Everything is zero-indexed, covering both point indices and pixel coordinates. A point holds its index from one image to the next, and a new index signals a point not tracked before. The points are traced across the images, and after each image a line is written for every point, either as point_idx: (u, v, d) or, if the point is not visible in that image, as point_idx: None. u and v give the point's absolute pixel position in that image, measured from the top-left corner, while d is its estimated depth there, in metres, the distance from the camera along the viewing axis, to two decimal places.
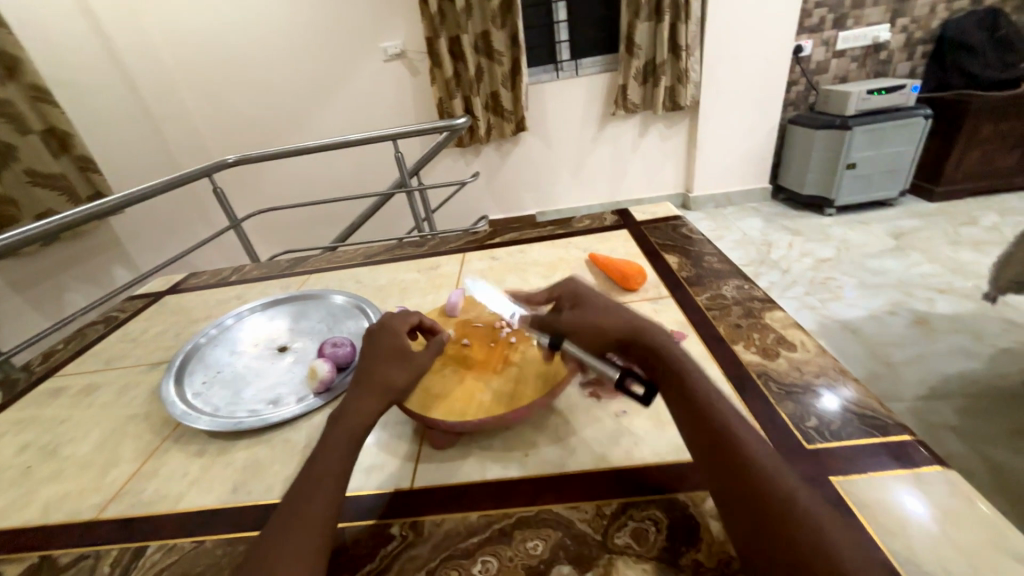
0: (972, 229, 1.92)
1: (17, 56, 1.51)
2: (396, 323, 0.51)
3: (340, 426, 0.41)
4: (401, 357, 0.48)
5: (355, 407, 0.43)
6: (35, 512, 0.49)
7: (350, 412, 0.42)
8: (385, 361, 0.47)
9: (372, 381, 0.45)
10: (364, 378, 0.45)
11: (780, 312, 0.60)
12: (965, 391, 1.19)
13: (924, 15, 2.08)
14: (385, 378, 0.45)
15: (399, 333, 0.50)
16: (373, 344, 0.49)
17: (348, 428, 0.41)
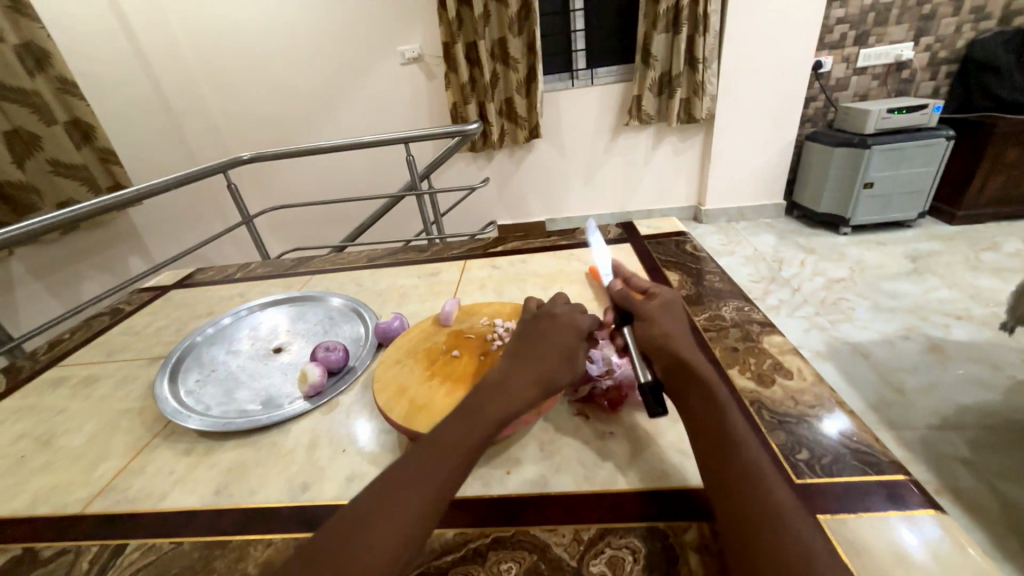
0: (992, 255, 1.86)
1: (48, 51, 1.56)
2: (573, 317, 0.50)
3: (446, 429, 0.39)
4: (573, 355, 0.47)
5: (500, 399, 0.42)
6: (24, 503, 0.50)
7: (468, 418, 0.40)
8: (546, 352, 0.46)
9: (535, 373, 0.44)
10: (524, 367, 0.45)
11: (779, 337, 0.58)
12: (979, 422, 1.15)
13: (950, 34, 2.04)
14: (551, 372, 0.44)
15: (573, 328, 0.49)
16: (538, 333, 0.49)
17: (481, 426, 0.39)
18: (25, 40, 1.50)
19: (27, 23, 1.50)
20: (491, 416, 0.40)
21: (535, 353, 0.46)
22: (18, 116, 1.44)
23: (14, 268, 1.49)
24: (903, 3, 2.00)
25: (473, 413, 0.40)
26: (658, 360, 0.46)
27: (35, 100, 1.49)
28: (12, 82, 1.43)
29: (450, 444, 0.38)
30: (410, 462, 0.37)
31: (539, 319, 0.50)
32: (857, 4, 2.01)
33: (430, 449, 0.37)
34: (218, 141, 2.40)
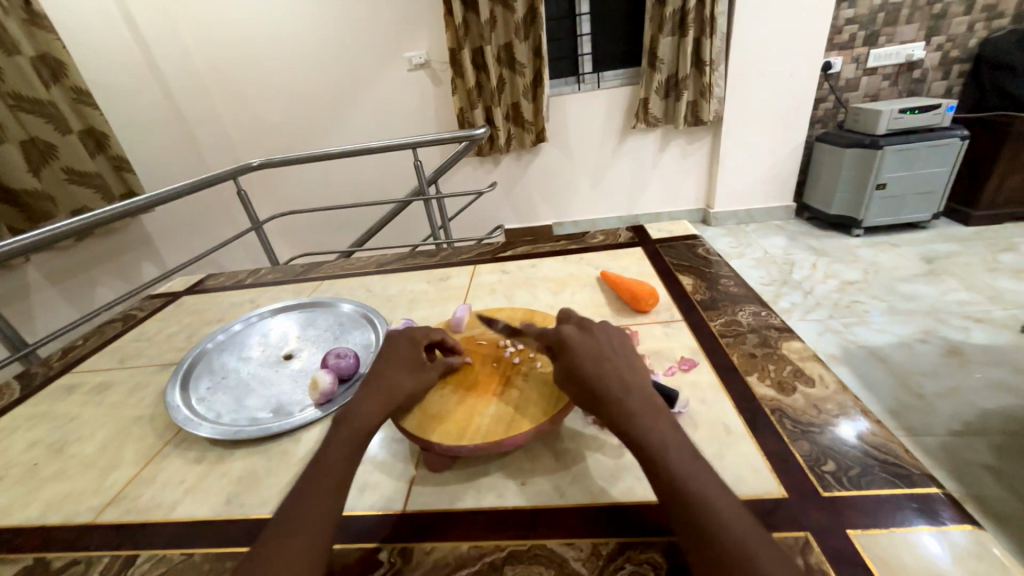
0: (1011, 256, 1.82)
1: (63, 61, 1.59)
2: (416, 333, 0.53)
3: (320, 463, 0.40)
4: (416, 367, 0.49)
5: (356, 419, 0.43)
6: (36, 512, 0.50)
7: (332, 446, 0.41)
8: (396, 369, 0.48)
9: (381, 390, 0.46)
10: (375, 386, 0.46)
11: (799, 343, 0.57)
12: (1003, 428, 1.12)
13: (962, 33, 2.01)
14: (394, 386, 0.46)
15: (416, 344, 0.52)
16: (389, 352, 0.51)
17: (345, 445, 0.41)
18: (40, 51, 1.53)
19: (43, 35, 1.53)
20: (347, 437, 0.42)
21: (384, 372, 0.48)
22: (33, 125, 1.46)
23: (30, 275, 1.50)
24: (913, 2, 1.98)
25: (332, 440, 0.42)
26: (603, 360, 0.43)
27: (52, 111, 1.52)
28: (28, 93, 1.46)
29: (320, 476, 0.39)
30: (290, 504, 0.38)
31: (387, 339, 0.53)
32: (866, 5, 1.99)
33: (306, 487, 0.38)
34: (228, 148, 2.43)
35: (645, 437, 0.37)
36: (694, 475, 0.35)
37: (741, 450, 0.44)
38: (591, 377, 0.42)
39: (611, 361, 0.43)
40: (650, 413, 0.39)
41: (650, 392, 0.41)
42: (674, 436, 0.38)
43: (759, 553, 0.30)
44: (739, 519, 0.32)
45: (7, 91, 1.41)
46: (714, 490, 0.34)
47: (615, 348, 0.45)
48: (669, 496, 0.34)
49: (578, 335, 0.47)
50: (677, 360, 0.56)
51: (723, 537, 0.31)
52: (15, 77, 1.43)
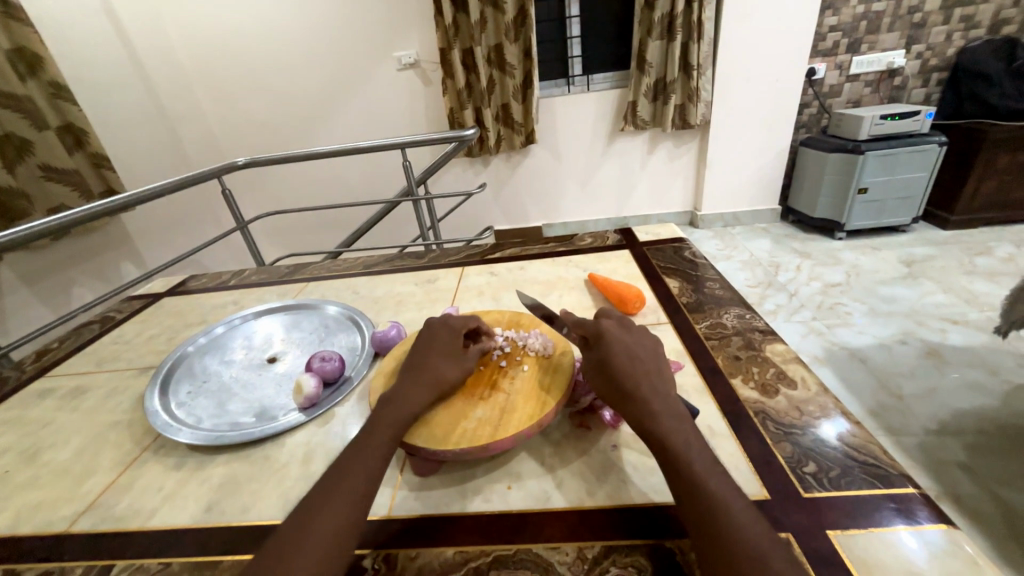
0: (986, 260, 1.88)
1: (41, 55, 1.54)
2: (455, 322, 0.54)
3: (361, 446, 0.41)
4: (456, 356, 0.50)
5: (398, 404, 0.44)
6: (6, 521, 0.48)
7: (376, 429, 0.42)
8: (438, 357, 0.49)
9: (425, 376, 0.47)
10: (418, 372, 0.48)
11: (782, 346, 0.58)
12: (977, 427, 1.15)
13: (940, 42, 2.07)
14: (433, 380, 0.47)
15: (454, 332, 0.52)
16: (427, 341, 0.52)
17: (386, 436, 0.42)
18: (17, 44, 1.48)
19: (20, 27, 1.48)
20: (390, 422, 0.43)
21: (425, 360, 0.49)
22: (8, 120, 1.42)
23: (3, 275, 1.45)
24: (894, 11, 2.02)
25: (375, 424, 0.43)
26: (636, 361, 0.44)
27: (28, 106, 1.47)
28: (3, 87, 1.41)
29: (358, 458, 0.40)
30: (327, 484, 0.38)
31: (427, 328, 0.54)
32: (849, 13, 2.03)
33: (345, 468, 0.39)
34: (213, 146, 2.38)
35: (668, 436, 0.38)
36: (710, 475, 0.35)
37: (725, 452, 0.44)
38: (620, 376, 0.42)
39: (642, 362, 0.44)
40: (674, 415, 0.40)
41: (675, 396, 0.42)
42: (695, 438, 0.38)
43: (770, 550, 0.30)
44: (751, 518, 0.33)
45: None
46: (730, 490, 0.34)
47: (646, 350, 0.46)
48: (685, 494, 0.35)
49: (616, 332, 0.47)
50: None
51: (734, 535, 0.32)
52: None
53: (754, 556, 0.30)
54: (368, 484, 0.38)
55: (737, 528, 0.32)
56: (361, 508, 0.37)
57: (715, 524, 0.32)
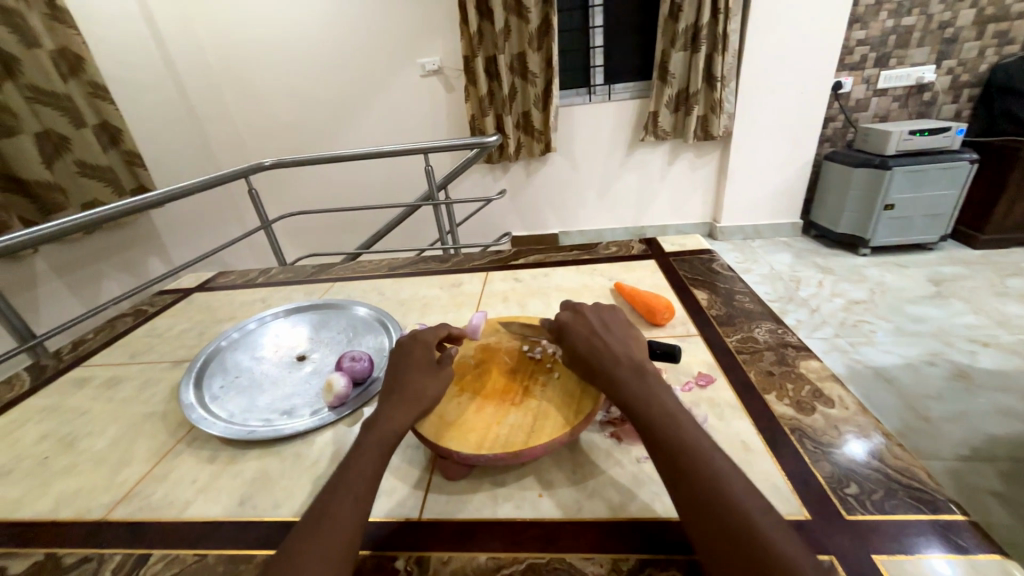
0: (1019, 281, 1.82)
1: (82, 56, 1.61)
2: (426, 334, 0.53)
3: (351, 463, 0.40)
4: (433, 370, 0.49)
5: (381, 425, 0.43)
6: (47, 506, 0.49)
7: (361, 447, 0.42)
8: (420, 372, 0.49)
9: (407, 394, 0.46)
10: (399, 391, 0.47)
11: (817, 363, 0.57)
12: (1011, 454, 1.11)
13: (973, 58, 2.03)
14: (419, 393, 0.46)
15: (431, 346, 0.52)
16: (405, 358, 0.51)
17: (375, 447, 0.41)
18: (61, 45, 1.55)
19: (63, 29, 1.55)
20: (379, 437, 0.42)
21: (409, 376, 0.48)
22: (49, 117, 1.48)
23: (38, 266, 1.50)
24: (925, 26, 1.99)
25: (363, 442, 0.42)
26: (595, 341, 0.48)
27: (67, 104, 1.53)
28: (46, 86, 1.47)
29: (350, 474, 0.39)
30: (329, 494, 0.38)
31: (399, 346, 0.52)
32: (878, 26, 2.01)
33: (340, 483, 0.39)
34: (239, 147, 2.44)
35: (633, 393, 0.41)
36: (674, 422, 0.39)
37: (761, 469, 0.43)
38: (584, 353, 0.47)
39: (603, 337, 0.48)
40: (640, 374, 0.43)
41: (642, 357, 0.46)
42: (661, 392, 0.42)
43: (730, 481, 0.34)
44: (715, 455, 0.36)
45: (26, 83, 1.42)
46: (695, 432, 0.38)
47: (605, 327, 0.50)
48: (652, 442, 0.38)
49: (569, 321, 0.51)
50: (694, 375, 0.56)
51: (701, 472, 0.35)
52: (34, 70, 1.44)
53: (716, 489, 0.33)
54: (368, 492, 0.39)
55: (703, 464, 0.35)
56: (361, 518, 0.37)
57: (681, 463, 0.36)
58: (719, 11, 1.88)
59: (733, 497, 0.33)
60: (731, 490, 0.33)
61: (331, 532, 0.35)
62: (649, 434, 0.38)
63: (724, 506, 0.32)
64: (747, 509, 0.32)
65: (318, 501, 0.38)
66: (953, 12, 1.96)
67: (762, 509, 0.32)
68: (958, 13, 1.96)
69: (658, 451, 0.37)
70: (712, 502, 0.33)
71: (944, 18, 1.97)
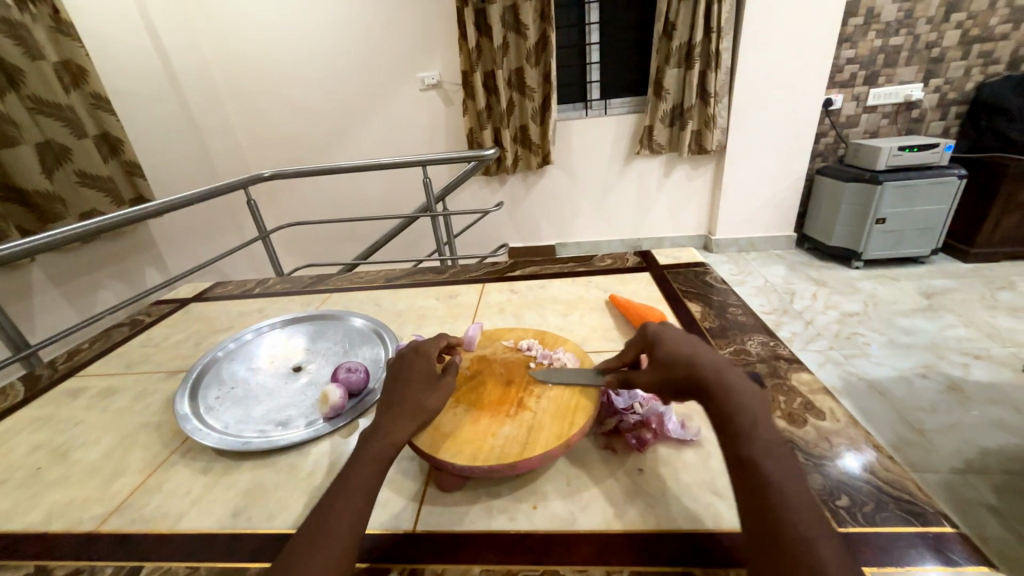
0: (1009, 294, 1.84)
1: (85, 69, 1.63)
2: (427, 346, 0.53)
3: (348, 476, 0.40)
4: (433, 381, 0.49)
5: (379, 437, 0.43)
6: (37, 518, 0.49)
7: (359, 459, 0.42)
8: (418, 383, 0.48)
9: (405, 406, 0.46)
10: (398, 402, 0.46)
11: (809, 375, 0.58)
12: (1004, 467, 1.11)
13: (958, 77, 2.08)
14: (416, 404, 0.46)
15: (432, 357, 0.51)
16: (405, 369, 0.50)
17: (372, 461, 0.41)
18: (65, 58, 1.57)
19: (68, 42, 1.57)
20: (376, 451, 0.42)
21: (409, 387, 0.48)
22: (51, 128, 1.49)
23: (34, 275, 1.50)
24: (912, 46, 2.05)
25: (360, 454, 0.42)
26: (693, 350, 0.44)
27: (70, 115, 1.55)
28: (49, 97, 1.49)
29: (348, 486, 0.39)
30: (325, 507, 0.38)
31: (401, 357, 0.52)
32: (866, 46, 2.06)
33: (337, 496, 0.39)
34: (239, 158, 2.46)
35: (733, 413, 0.38)
36: (770, 452, 0.35)
37: None
38: (680, 361, 0.43)
39: (706, 350, 0.44)
40: (745, 397, 0.39)
41: (746, 379, 0.42)
42: (763, 418, 0.38)
43: (813, 526, 0.31)
44: (804, 496, 0.33)
45: (28, 94, 1.43)
46: (789, 469, 0.35)
47: (706, 341, 0.46)
48: (742, 467, 0.35)
49: (668, 330, 0.47)
50: None
51: (784, 508, 0.32)
52: (37, 82, 1.46)
53: (797, 529, 0.31)
54: (364, 505, 0.39)
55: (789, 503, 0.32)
56: (355, 536, 0.37)
57: (767, 495, 0.33)
58: (712, 30, 1.93)
59: (816, 544, 0.30)
60: (813, 535, 0.31)
61: (325, 550, 0.35)
62: (740, 456, 0.36)
63: (803, 551, 0.30)
64: (830, 560, 0.29)
65: (315, 514, 0.38)
66: (939, 32, 2.02)
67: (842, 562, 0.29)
68: (943, 34, 2.02)
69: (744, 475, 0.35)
70: (790, 542, 0.30)
71: (930, 39, 2.03)
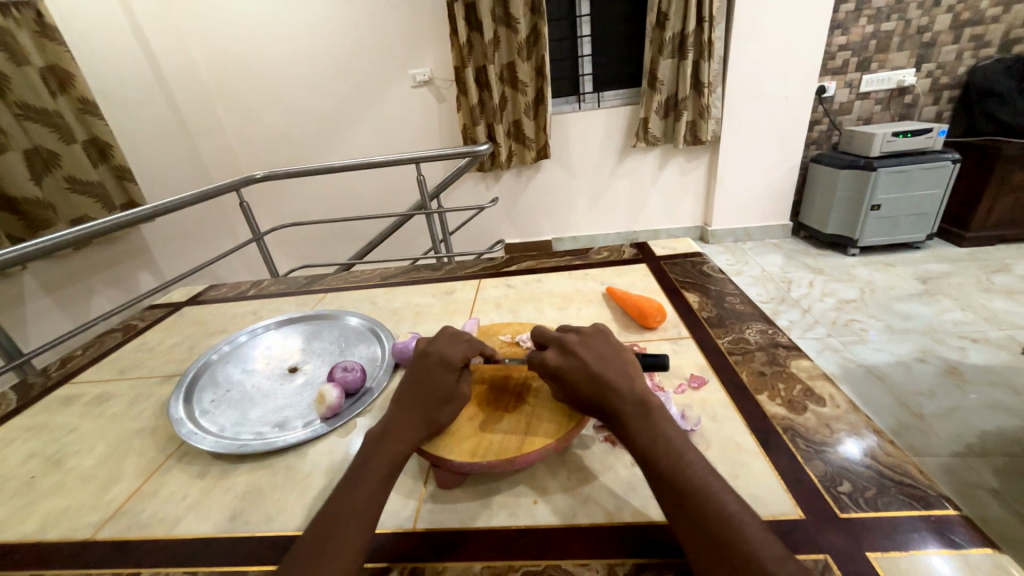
0: (1004, 277, 1.85)
1: (72, 72, 1.60)
2: (455, 352, 0.49)
3: (355, 480, 0.40)
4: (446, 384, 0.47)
5: (386, 442, 0.43)
6: (32, 528, 0.48)
7: (366, 463, 0.41)
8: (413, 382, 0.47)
9: (411, 407, 0.45)
10: (400, 404, 0.46)
11: (808, 362, 0.57)
12: (1004, 450, 1.12)
13: (951, 61, 2.08)
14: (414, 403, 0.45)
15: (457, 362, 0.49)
16: (424, 372, 0.48)
17: (384, 464, 0.41)
18: (50, 63, 1.55)
19: (53, 46, 1.55)
20: (384, 456, 0.41)
21: (419, 390, 0.47)
22: (38, 134, 1.47)
23: (26, 283, 1.48)
24: (904, 31, 2.04)
25: (368, 458, 0.42)
26: (589, 378, 0.43)
27: (57, 121, 1.52)
28: (34, 102, 1.46)
29: (355, 492, 0.39)
30: (332, 511, 0.38)
31: (424, 358, 0.50)
32: (858, 32, 2.06)
33: (344, 501, 0.38)
34: (231, 160, 2.44)
35: (640, 436, 0.39)
36: (685, 462, 0.37)
37: (755, 469, 0.44)
38: (586, 390, 0.42)
39: (600, 371, 0.43)
40: (644, 413, 0.40)
41: (644, 388, 0.43)
42: (668, 429, 0.40)
43: (745, 526, 0.33)
44: (726, 494, 0.35)
45: (14, 100, 1.41)
46: (705, 472, 0.36)
47: (601, 357, 0.45)
48: (665, 487, 0.36)
49: (559, 358, 0.45)
50: (686, 378, 0.56)
51: (713, 517, 0.33)
52: (22, 87, 1.43)
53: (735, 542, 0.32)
54: (373, 508, 0.38)
55: (715, 509, 0.34)
56: (363, 541, 0.36)
57: (697, 508, 0.34)
58: (705, 19, 1.92)
59: (754, 552, 0.31)
60: (747, 536, 0.32)
61: (331, 555, 0.35)
62: (659, 478, 0.37)
63: (742, 560, 0.31)
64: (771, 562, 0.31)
65: (320, 519, 0.37)
66: (931, 16, 2.01)
67: (779, 556, 0.31)
68: (935, 18, 2.01)
69: (674, 499, 0.35)
70: (732, 553, 0.31)
71: (922, 23, 2.02)
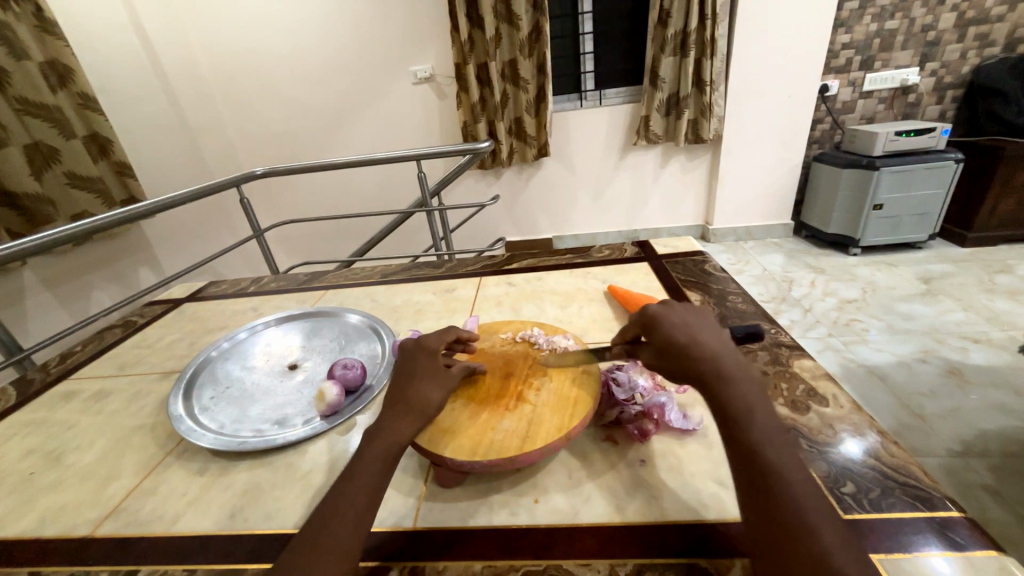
0: (1007, 278, 1.84)
1: (71, 67, 1.60)
2: (431, 342, 0.51)
3: (352, 476, 0.39)
4: (438, 375, 0.47)
5: (385, 435, 0.42)
6: (31, 524, 0.48)
7: (363, 457, 0.41)
8: (417, 379, 0.47)
9: (408, 403, 0.44)
10: (400, 399, 0.45)
11: (811, 361, 0.57)
12: (1005, 450, 1.11)
13: (955, 60, 2.07)
14: (417, 400, 0.45)
15: (434, 352, 0.50)
16: (408, 365, 0.49)
17: (378, 460, 0.40)
18: (50, 57, 1.54)
19: (53, 41, 1.54)
20: (383, 451, 0.41)
21: (415, 382, 0.47)
22: (38, 129, 1.46)
23: (26, 278, 1.48)
24: (908, 29, 2.03)
25: (365, 452, 0.41)
26: (687, 340, 0.41)
27: (56, 115, 1.52)
28: (34, 98, 1.45)
29: (353, 486, 0.38)
30: (327, 506, 0.38)
31: (405, 352, 0.51)
32: (862, 30, 2.05)
33: (341, 496, 0.38)
34: (231, 157, 2.43)
35: (737, 408, 0.37)
36: (774, 445, 0.35)
37: None
38: (684, 350, 0.41)
39: (706, 335, 0.42)
40: (744, 389, 0.38)
41: (744, 364, 0.40)
42: (762, 410, 0.37)
43: (819, 519, 0.31)
44: (807, 485, 0.33)
45: (14, 95, 1.40)
46: (791, 464, 0.34)
47: (707, 325, 0.44)
48: (746, 466, 0.35)
49: (662, 311, 0.45)
50: None
51: (790, 503, 0.32)
52: (22, 82, 1.43)
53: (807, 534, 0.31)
54: (370, 505, 0.38)
55: (792, 500, 0.32)
56: (357, 539, 0.36)
57: (775, 493, 0.33)
58: (707, 17, 1.91)
59: (824, 545, 0.30)
60: (821, 528, 0.31)
61: (324, 552, 0.34)
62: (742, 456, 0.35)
63: (811, 546, 0.30)
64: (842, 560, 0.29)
65: (316, 516, 0.37)
66: (935, 15, 2.00)
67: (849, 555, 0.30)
68: (939, 16, 2.00)
69: (752, 481, 0.34)
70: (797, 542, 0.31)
71: (926, 22, 2.01)
